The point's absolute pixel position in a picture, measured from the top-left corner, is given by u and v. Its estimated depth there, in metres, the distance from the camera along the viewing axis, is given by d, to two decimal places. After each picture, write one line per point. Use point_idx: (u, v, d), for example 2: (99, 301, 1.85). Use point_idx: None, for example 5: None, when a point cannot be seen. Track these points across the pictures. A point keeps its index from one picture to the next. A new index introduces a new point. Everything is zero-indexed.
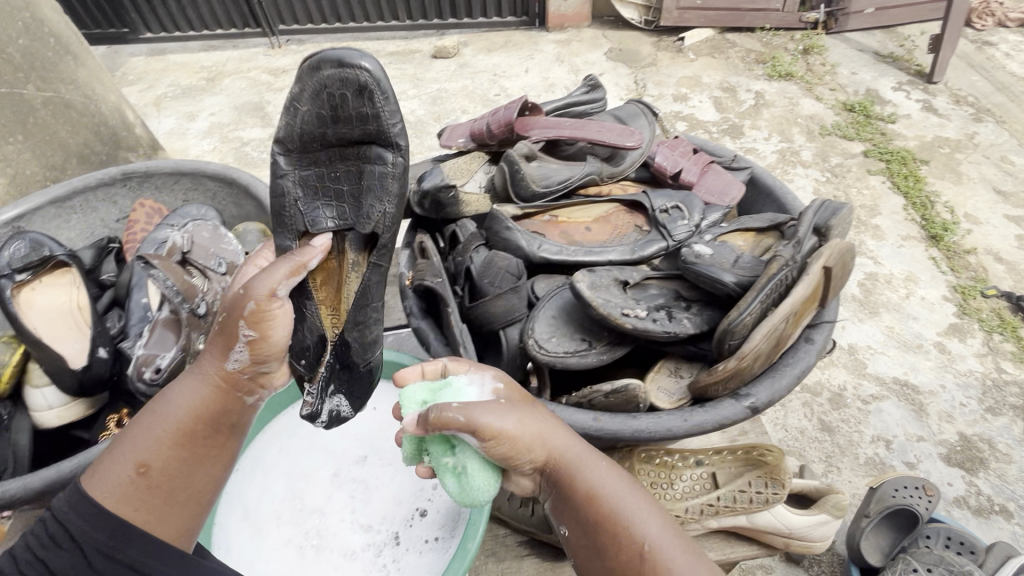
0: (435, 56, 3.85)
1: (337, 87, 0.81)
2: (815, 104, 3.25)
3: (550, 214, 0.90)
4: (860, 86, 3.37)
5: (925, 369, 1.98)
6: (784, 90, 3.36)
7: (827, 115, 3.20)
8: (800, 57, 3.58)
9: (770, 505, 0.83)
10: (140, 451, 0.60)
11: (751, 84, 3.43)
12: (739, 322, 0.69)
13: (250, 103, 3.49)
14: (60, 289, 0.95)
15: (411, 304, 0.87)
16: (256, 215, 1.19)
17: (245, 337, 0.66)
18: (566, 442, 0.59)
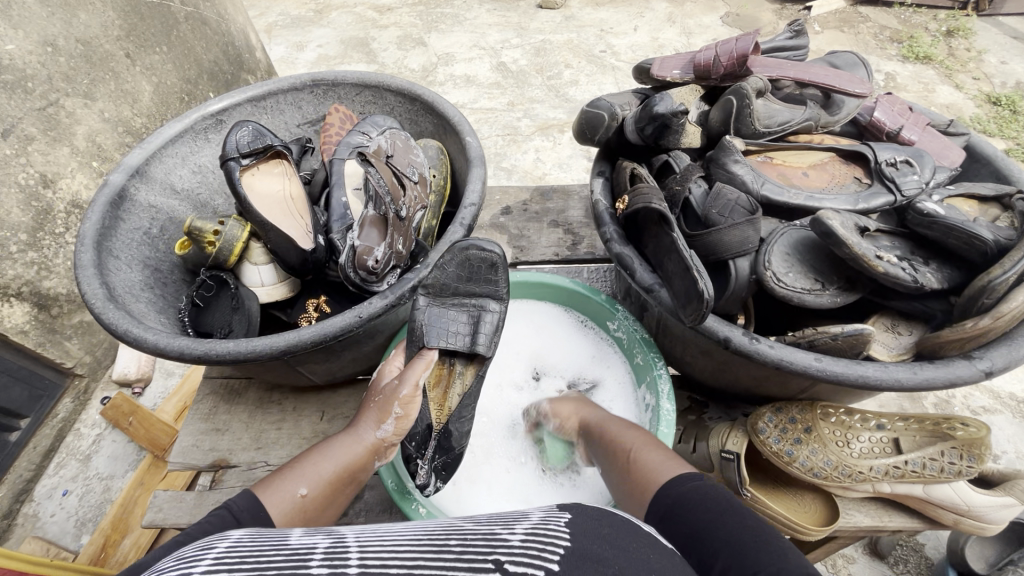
0: (540, 6, 3.46)
1: (477, 264, 0.98)
2: (952, 92, 2.67)
3: (766, 155, 0.88)
4: (1013, 77, 2.74)
5: None
6: (918, 74, 2.76)
7: (968, 107, 2.61)
8: (940, 39, 2.97)
9: (960, 477, 0.82)
10: (314, 481, 0.74)
11: (881, 66, 2.82)
12: (1003, 282, 0.66)
13: (356, 38, 3.32)
14: (275, 178, 1.03)
15: (611, 230, 0.88)
16: (432, 133, 1.23)
17: (395, 415, 0.82)
18: (613, 430, 0.82)
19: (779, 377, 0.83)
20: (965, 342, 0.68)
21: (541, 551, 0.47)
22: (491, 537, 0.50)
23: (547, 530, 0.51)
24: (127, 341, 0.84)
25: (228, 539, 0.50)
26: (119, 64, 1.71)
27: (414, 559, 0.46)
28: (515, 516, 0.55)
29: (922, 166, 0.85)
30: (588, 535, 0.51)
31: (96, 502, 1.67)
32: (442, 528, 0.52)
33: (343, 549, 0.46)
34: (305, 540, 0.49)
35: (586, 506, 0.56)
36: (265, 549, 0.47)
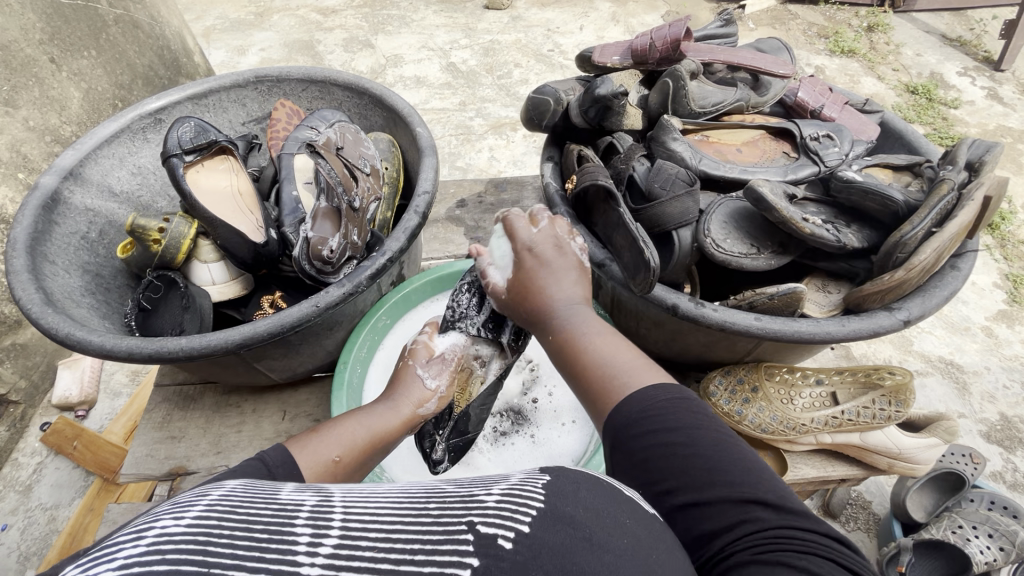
0: (486, 7, 3.48)
1: None
2: (875, 83, 2.86)
3: (702, 134, 0.93)
4: (924, 67, 2.98)
5: (975, 354, 1.80)
6: (844, 67, 2.95)
7: (890, 94, 2.81)
8: (863, 32, 3.19)
9: (890, 422, 0.89)
10: (350, 443, 0.67)
11: (811, 60, 3.00)
12: (913, 236, 0.73)
13: (301, 42, 3.24)
14: (219, 174, 1.02)
15: (563, 212, 0.91)
16: (383, 127, 1.23)
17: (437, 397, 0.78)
18: (568, 304, 0.67)
19: (727, 339, 0.87)
20: (876, 294, 0.75)
21: (515, 515, 0.40)
22: (467, 499, 0.42)
23: (525, 490, 0.43)
24: (69, 345, 0.80)
25: (219, 491, 0.43)
26: (43, 70, 1.63)
27: (393, 523, 0.38)
28: (495, 479, 0.47)
29: (843, 139, 0.92)
30: (569, 499, 0.42)
31: (42, 533, 1.57)
32: (424, 490, 0.45)
33: (327, 507, 0.39)
34: (293, 495, 0.42)
35: (570, 467, 0.47)
36: (255, 501, 0.40)
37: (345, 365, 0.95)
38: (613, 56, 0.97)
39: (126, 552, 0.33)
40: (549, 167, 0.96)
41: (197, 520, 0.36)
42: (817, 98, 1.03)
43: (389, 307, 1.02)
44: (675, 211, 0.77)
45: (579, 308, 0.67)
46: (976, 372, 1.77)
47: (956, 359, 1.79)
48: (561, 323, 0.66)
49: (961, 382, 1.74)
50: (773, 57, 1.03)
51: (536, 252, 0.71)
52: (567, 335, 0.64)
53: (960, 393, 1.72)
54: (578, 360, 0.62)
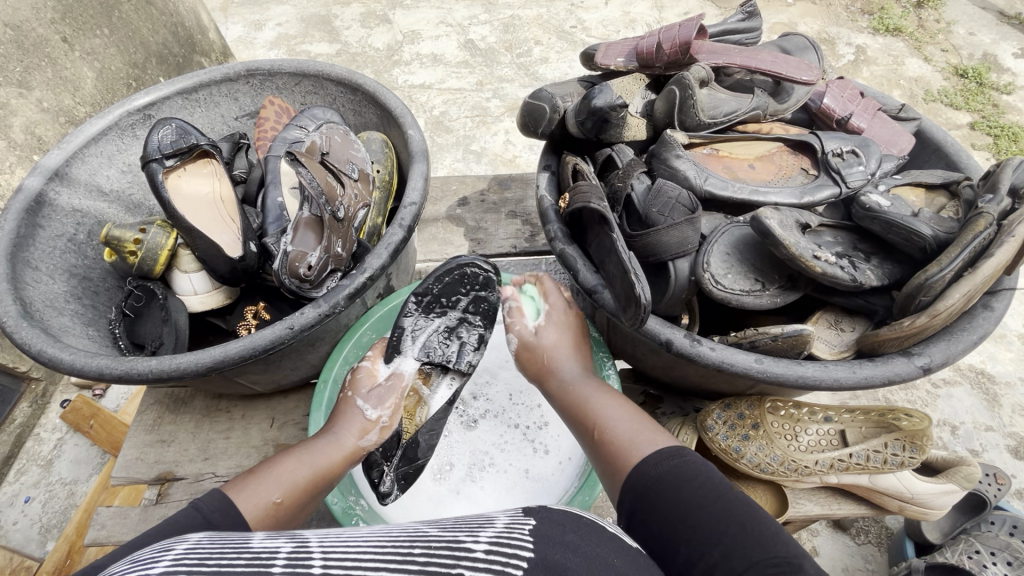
0: None
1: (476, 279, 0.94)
2: (921, 65, 2.65)
3: (711, 147, 0.85)
4: (976, 47, 2.73)
5: (1010, 366, 1.68)
6: (888, 47, 2.72)
7: (936, 78, 2.60)
8: (912, 7, 2.94)
9: (904, 468, 0.82)
10: (291, 482, 0.64)
11: (852, 38, 2.77)
12: (941, 278, 0.65)
13: (317, 16, 3.11)
14: (203, 179, 0.98)
15: (556, 229, 0.84)
16: (378, 125, 1.17)
17: (380, 427, 0.77)
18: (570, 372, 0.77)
19: (726, 375, 0.81)
20: (896, 338, 0.68)
21: (506, 564, 0.40)
22: (452, 546, 0.42)
23: (512, 538, 0.43)
24: (42, 362, 0.78)
25: (187, 542, 0.42)
26: (56, 50, 1.59)
27: (377, 569, 0.38)
28: (481, 519, 0.47)
29: (872, 155, 0.83)
30: (556, 542, 0.43)
31: (61, 507, 1.63)
32: (407, 531, 0.44)
33: (305, 551, 0.39)
34: (264, 544, 0.41)
35: (552, 509, 0.48)
36: (226, 550, 0.39)
37: (326, 382, 0.91)
38: (619, 58, 0.88)
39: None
40: (544, 178, 0.89)
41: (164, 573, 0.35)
42: (843, 105, 0.93)
43: (374, 321, 0.97)
44: (673, 240, 0.70)
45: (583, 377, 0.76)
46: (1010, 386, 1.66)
47: (988, 371, 1.68)
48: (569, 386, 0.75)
49: (992, 397, 1.63)
50: (796, 58, 0.93)
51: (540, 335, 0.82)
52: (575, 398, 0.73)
53: (990, 408, 1.61)
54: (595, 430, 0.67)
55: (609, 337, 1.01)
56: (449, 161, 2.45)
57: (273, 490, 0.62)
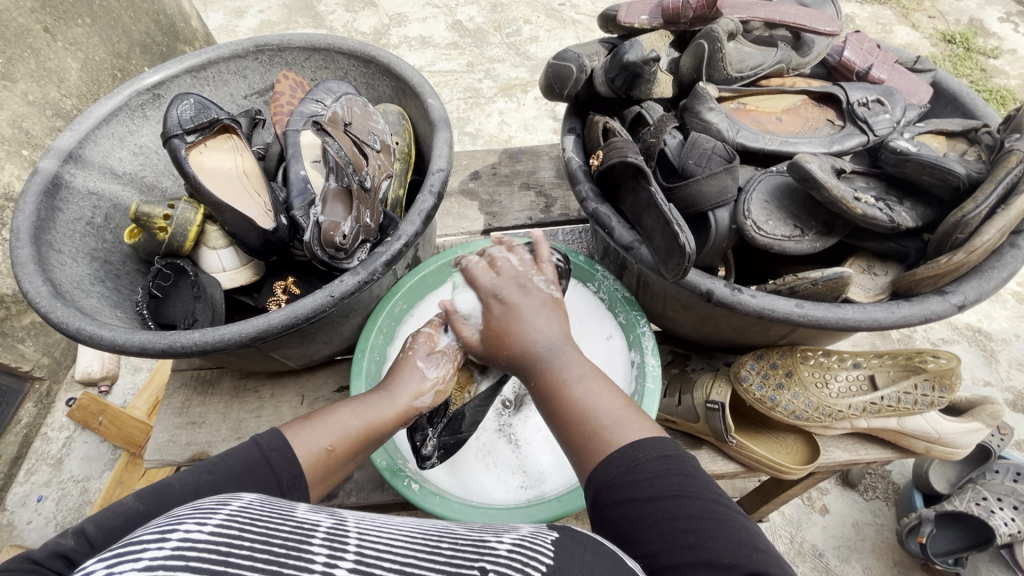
0: None
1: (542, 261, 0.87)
2: (909, 32, 2.67)
3: (739, 101, 0.86)
4: (963, 12, 2.76)
5: (1007, 320, 1.73)
6: (876, 15, 2.73)
7: (924, 44, 2.62)
8: None
9: (933, 408, 0.85)
10: (343, 432, 0.66)
11: (840, 7, 2.77)
12: (979, 213, 0.66)
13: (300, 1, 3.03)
14: (223, 154, 0.97)
15: (587, 189, 0.85)
16: (391, 98, 1.16)
17: (433, 390, 0.73)
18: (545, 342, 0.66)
19: (762, 325, 0.83)
20: (934, 275, 0.69)
21: (527, 566, 0.41)
22: (478, 543, 0.43)
23: (535, 545, 0.45)
24: (81, 340, 0.78)
25: (240, 500, 0.43)
26: (37, 40, 1.56)
27: (406, 556, 0.39)
28: (504, 528, 0.50)
29: (896, 103, 0.84)
30: (573, 558, 0.44)
31: (75, 504, 1.61)
32: (435, 528, 0.46)
33: (343, 531, 0.40)
34: (310, 515, 0.42)
35: (577, 528, 0.48)
36: (275, 516, 0.40)
37: (363, 352, 0.91)
38: (643, 15, 0.88)
39: (150, 552, 0.33)
40: (572, 140, 0.89)
41: (220, 528, 0.36)
42: (863, 57, 0.94)
43: (405, 292, 0.97)
44: (711, 191, 0.71)
45: (561, 344, 0.66)
46: (1009, 339, 1.70)
47: (986, 325, 1.73)
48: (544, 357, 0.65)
49: (992, 349, 1.68)
50: (815, 11, 0.94)
51: (502, 298, 0.70)
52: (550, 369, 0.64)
53: (989, 360, 1.66)
54: (562, 408, 0.61)
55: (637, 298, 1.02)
56: None
57: (322, 442, 0.65)
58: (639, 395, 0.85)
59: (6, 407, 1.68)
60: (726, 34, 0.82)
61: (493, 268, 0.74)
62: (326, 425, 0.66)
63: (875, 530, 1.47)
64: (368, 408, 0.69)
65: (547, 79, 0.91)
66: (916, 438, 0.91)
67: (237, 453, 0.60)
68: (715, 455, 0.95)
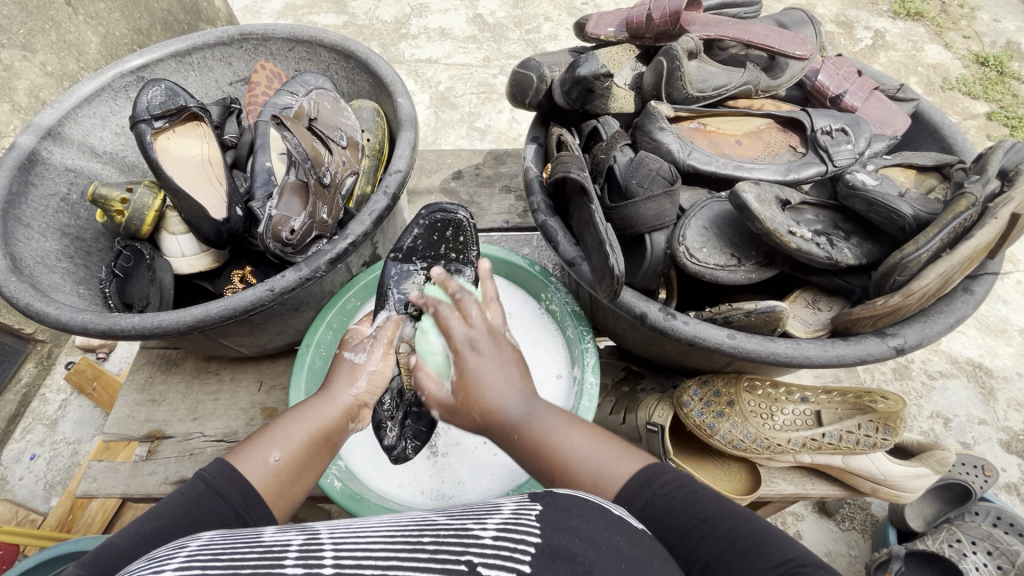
0: None
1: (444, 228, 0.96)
2: (941, 52, 2.56)
3: (699, 122, 0.84)
4: (1001, 34, 2.63)
5: (1009, 359, 1.66)
6: (908, 32, 2.62)
7: (955, 66, 2.52)
8: None
9: (876, 449, 0.82)
10: (291, 445, 0.64)
11: (871, 22, 2.67)
12: (920, 257, 0.64)
13: None
14: (192, 141, 0.99)
15: (539, 201, 0.84)
16: (370, 94, 1.17)
17: (366, 373, 0.73)
18: (515, 404, 0.59)
19: (702, 352, 0.81)
20: (869, 318, 0.68)
21: (514, 551, 0.40)
22: (462, 532, 0.43)
23: (520, 522, 0.44)
24: (30, 315, 0.80)
25: (204, 538, 0.45)
26: (59, 13, 1.58)
27: (389, 559, 0.40)
28: (487, 507, 0.48)
29: (861, 133, 0.82)
30: (562, 528, 0.43)
31: (64, 465, 1.67)
32: (414, 522, 0.46)
33: (317, 544, 0.41)
34: (279, 536, 0.44)
35: (560, 494, 0.48)
36: (238, 547, 0.42)
37: (307, 346, 0.92)
38: (610, 28, 0.87)
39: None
40: (531, 150, 0.88)
41: (177, 574, 0.38)
42: (838, 82, 0.91)
43: (358, 289, 0.98)
44: (650, 214, 0.69)
45: (531, 400, 0.60)
46: (1008, 379, 1.64)
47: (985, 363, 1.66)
48: (517, 421, 0.59)
49: (989, 388, 1.62)
50: (792, 32, 0.91)
51: (475, 347, 0.58)
52: (529, 430, 0.59)
53: (984, 399, 1.60)
54: (547, 457, 0.59)
55: (591, 312, 1.01)
56: (454, 139, 2.42)
57: (270, 463, 0.62)
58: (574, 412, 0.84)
59: (8, 365, 1.74)
60: (688, 52, 0.81)
61: (465, 316, 0.59)
62: (270, 442, 0.63)
63: (847, 562, 1.44)
64: (311, 412, 0.68)
65: (511, 87, 0.91)
66: (862, 478, 0.88)
67: (183, 493, 0.56)
68: None
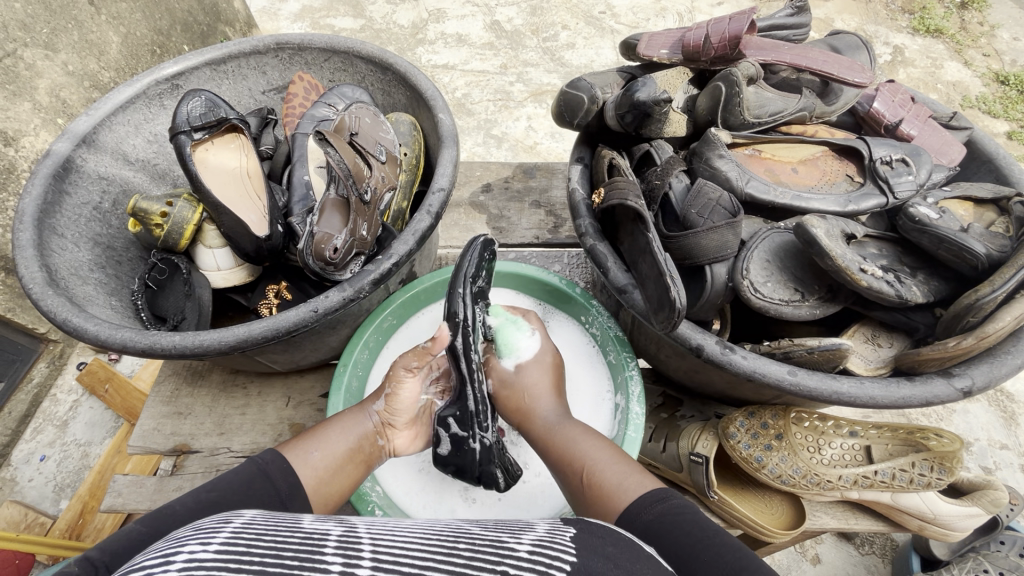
0: None
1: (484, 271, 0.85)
2: (961, 69, 2.53)
3: (754, 148, 0.83)
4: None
5: None
6: (928, 49, 2.59)
7: (975, 84, 2.48)
8: (956, 6, 2.75)
9: (929, 489, 0.80)
10: (331, 449, 0.70)
11: (891, 38, 2.63)
12: (996, 300, 0.62)
13: None
14: (231, 153, 0.98)
15: (587, 224, 0.81)
16: (406, 107, 1.15)
17: (386, 393, 0.78)
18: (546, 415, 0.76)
19: (754, 385, 0.79)
20: (937, 360, 0.65)
21: (550, 567, 0.41)
22: (497, 545, 0.44)
23: (555, 543, 0.45)
24: (67, 331, 0.78)
25: (245, 516, 0.45)
26: (82, 13, 1.55)
27: (425, 558, 0.40)
28: (520, 526, 0.50)
29: (923, 164, 0.80)
30: (596, 552, 0.45)
31: (75, 468, 1.65)
32: (449, 529, 0.46)
33: (356, 538, 0.41)
34: (317, 525, 0.44)
35: (593, 522, 0.50)
36: (281, 529, 0.42)
37: (345, 366, 0.90)
38: (661, 49, 0.85)
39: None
40: (578, 169, 0.86)
41: (224, 547, 0.38)
42: (892, 110, 0.89)
43: (395, 308, 0.96)
44: (709, 244, 0.67)
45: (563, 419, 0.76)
46: None
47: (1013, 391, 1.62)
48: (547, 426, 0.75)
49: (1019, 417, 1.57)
50: (847, 58, 0.90)
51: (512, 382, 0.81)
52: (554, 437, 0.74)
53: (1013, 426, 1.57)
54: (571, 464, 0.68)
55: (632, 336, 0.99)
56: (470, 145, 2.40)
57: (316, 466, 0.67)
58: (620, 442, 0.82)
59: (19, 366, 1.71)
60: (746, 79, 0.80)
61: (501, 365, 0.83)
62: (318, 446, 0.69)
63: None
64: (357, 426, 0.74)
65: (560, 104, 0.89)
66: (912, 517, 0.86)
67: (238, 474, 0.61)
68: (697, 505, 0.92)
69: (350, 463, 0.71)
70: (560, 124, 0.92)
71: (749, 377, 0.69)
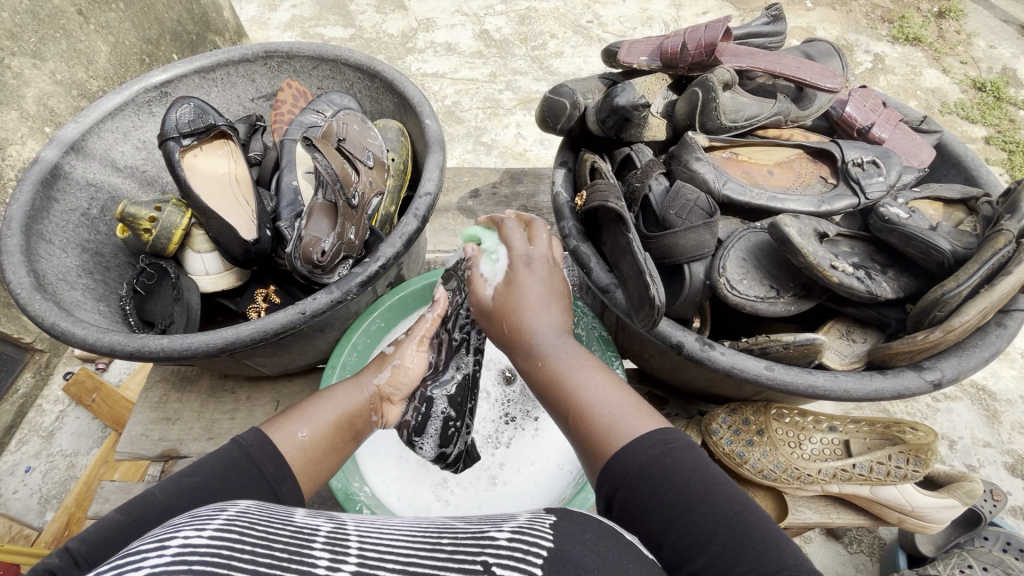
0: None
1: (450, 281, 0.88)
2: (939, 76, 2.59)
3: (731, 152, 0.85)
4: (999, 61, 2.65)
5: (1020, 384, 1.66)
6: (907, 57, 2.65)
7: (952, 91, 2.55)
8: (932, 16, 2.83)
9: (905, 481, 0.82)
10: (318, 425, 0.65)
11: (871, 46, 2.69)
12: (960, 295, 0.64)
13: None
14: (220, 159, 0.99)
15: (570, 227, 0.83)
16: (394, 113, 1.17)
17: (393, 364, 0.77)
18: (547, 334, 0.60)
19: (733, 381, 0.81)
20: (906, 353, 0.68)
21: (527, 555, 0.39)
22: (479, 537, 0.42)
23: (534, 530, 0.42)
24: (55, 335, 0.79)
25: (240, 505, 0.43)
26: (71, 22, 1.56)
27: (409, 556, 0.39)
28: (503, 517, 0.47)
29: (893, 165, 0.82)
30: (575, 542, 0.42)
31: (60, 478, 1.63)
32: (435, 525, 0.45)
33: (344, 534, 0.40)
34: (309, 520, 0.42)
35: (574, 509, 0.46)
36: (273, 520, 0.41)
37: (334, 368, 0.91)
38: (641, 56, 0.88)
39: (150, 561, 0.33)
40: (562, 173, 0.88)
41: (218, 533, 0.37)
42: (864, 114, 0.93)
43: (384, 311, 0.97)
44: (687, 243, 0.69)
45: (562, 336, 0.60)
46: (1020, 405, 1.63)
47: (995, 389, 1.65)
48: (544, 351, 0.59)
49: (999, 415, 1.60)
50: (820, 64, 0.93)
51: (527, 267, 0.64)
52: (548, 365, 0.57)
53: (996, 425, 1.59)
54: (566, 401, 0.55)
55: (617, 336, 1.01)
56: (460, 152, 2.42)
57: (304, 444, 0.63)
58: None
59: (5, 375, 1.70)
60: (723, 84, 0.82)
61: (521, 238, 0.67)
62: (308, 423, 0.65)
63: None
64: (347, 398, 0.71)
65: (543, 108, 0.91)
66: (891, 510, 0.88)
67: (219, 458, 0.57)
68: None
69: (338, 433, 0.67)
70: (544, 130, 0.94)
71: (728, 375, 0.71)
